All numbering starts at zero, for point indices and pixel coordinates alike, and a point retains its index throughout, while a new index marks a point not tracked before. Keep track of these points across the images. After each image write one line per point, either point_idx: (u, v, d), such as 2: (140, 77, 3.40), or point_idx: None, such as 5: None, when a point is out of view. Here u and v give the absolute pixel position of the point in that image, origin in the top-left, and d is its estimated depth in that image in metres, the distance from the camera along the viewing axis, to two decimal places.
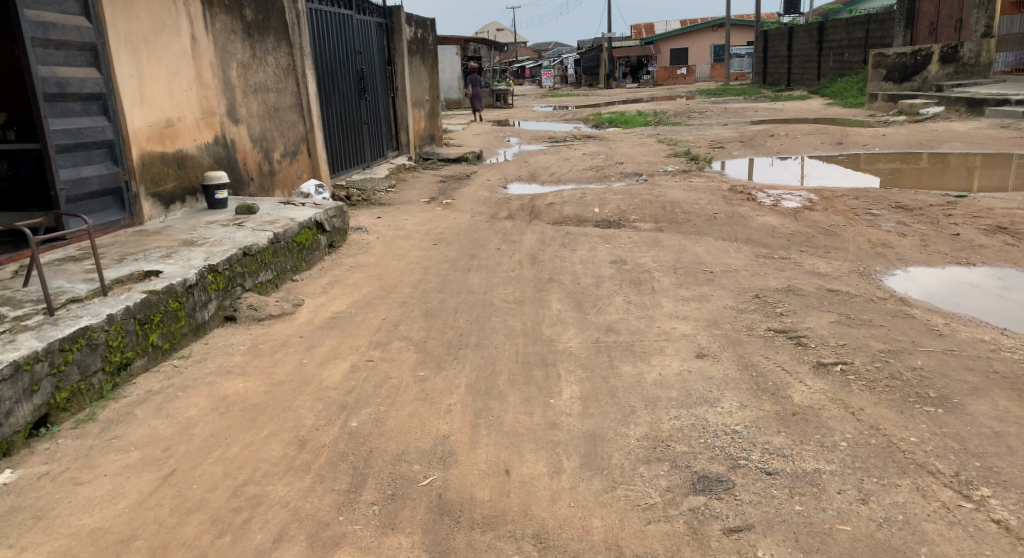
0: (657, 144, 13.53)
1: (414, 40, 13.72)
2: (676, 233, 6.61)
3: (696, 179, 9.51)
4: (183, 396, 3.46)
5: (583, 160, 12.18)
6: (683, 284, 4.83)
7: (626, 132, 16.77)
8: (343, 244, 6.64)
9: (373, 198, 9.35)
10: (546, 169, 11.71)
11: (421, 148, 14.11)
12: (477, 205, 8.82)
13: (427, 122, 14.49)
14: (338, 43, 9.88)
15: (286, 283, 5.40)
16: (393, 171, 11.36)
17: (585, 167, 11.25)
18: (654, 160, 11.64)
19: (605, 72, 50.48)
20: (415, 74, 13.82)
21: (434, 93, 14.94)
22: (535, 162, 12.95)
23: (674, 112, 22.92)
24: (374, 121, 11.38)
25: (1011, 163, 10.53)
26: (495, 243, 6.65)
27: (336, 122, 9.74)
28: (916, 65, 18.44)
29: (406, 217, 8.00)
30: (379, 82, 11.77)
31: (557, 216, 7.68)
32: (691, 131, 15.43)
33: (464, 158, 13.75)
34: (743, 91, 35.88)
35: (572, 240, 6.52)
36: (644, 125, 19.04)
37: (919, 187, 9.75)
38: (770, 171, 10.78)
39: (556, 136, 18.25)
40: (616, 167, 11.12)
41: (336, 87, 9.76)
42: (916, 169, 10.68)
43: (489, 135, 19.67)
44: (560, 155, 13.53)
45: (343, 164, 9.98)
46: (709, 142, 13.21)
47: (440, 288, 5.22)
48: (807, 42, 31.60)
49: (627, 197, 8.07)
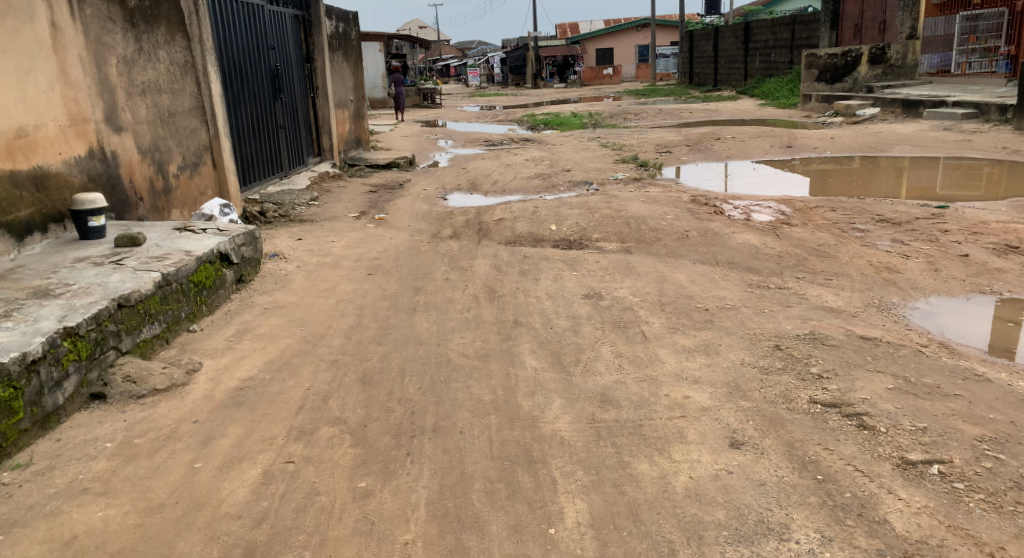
0: (599, 148, 12.73)
1: (335, 36, 12.54)
2: (647, 257, 5.78)
3: (652, 188, 8.72)
4: (5, 539, 2.45)
5: (524, 169, 11.26)
6: (677, 327, 4.00)
7: (564, 135, 15.99)
8: (256, 276, 5.54)
9: (292, 215, 8.20)
10: (485, 180, 10.76)
11: (348, 154, 12.95)
12: (414, 221, 7.79)
13: (352, 125, 13.32)
14: (248, 37, 8.68)
15: (180, 335, 4.31)
16: (316, 182, 10.22)
17: (527, 180, 10.35)
18: (600, 167, 10.82)
19: (532, 71, 49.87)
20: (337, 72, 12.64)
21: (359, 93, 13.77)
22: (472, 170, 11.96)
23: (609, 112, 22.31)
24: (292, 125, 10.18)
25: (938, 165, 10.28)
26: (439, 272, 5.68)
27: (247, 128, 8.54)
28: (847, 67, 17.81)
29: (333, 239, 6.92)
30: (297, 82, 10.56)
31: (507, 235, 6.77)
32: (634, 134, 14.72)
33: (395, 165, 12.69)
34: (671, 92, 35.73)
35: (529, 268, 5.61)
36: (580, 127, 18.34)
37: (848, 190, 9.33)
38: (719, 177, 10.10)
39: (491, 139, 17.32)
40: (561, 176, 10.25)
41: (246, 87, 8.56)
42: (845, 169, 10.36)
43: (419, 138, 18.61)
44: (498, 161, 12.58)
45: (257, 175, 8.79)
46: (654, 146, 12.50)
47: (379, 337, 4.23)
48: (732, 42, 31.59)
49: (584, 211, 7.21)
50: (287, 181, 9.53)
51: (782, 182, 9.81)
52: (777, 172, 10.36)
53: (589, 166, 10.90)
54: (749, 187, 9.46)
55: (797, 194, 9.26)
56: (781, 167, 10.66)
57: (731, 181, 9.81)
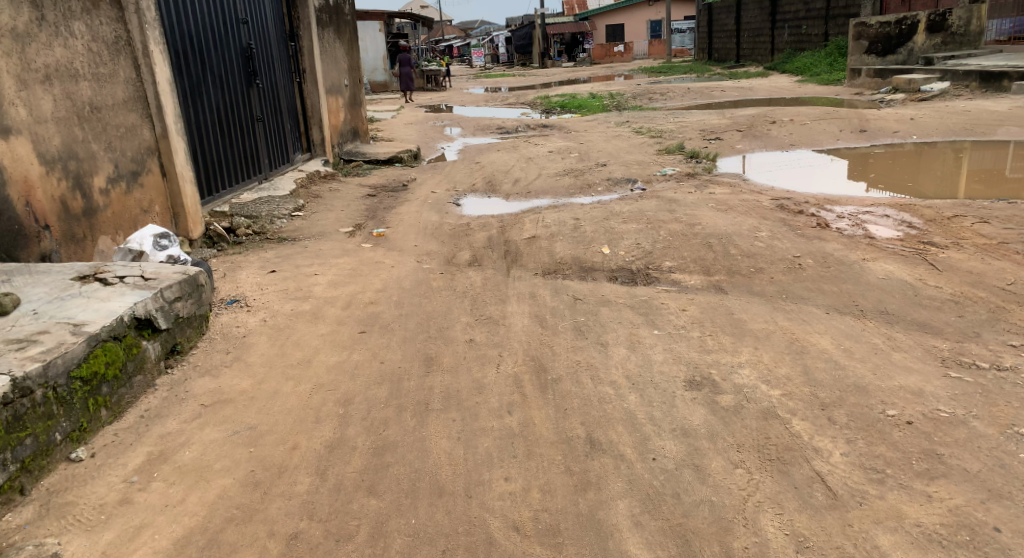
0: (634, 136, 11.04)
1: (325, 9, 10.83)
2: (752, 300, 4.14)
3: (717, 191, 7.04)
4: None
5: (551, 164, 9.57)
6: (876, 465, 2.40)
7: (588, 120, 14.32)
8: (197, 340, 3.88)
9: (267, 237, 6.58)
10: (504, 180, 9.09)
11: (343, 147, 11.30)
12: (423, 243, 6.14)
13: (347, 113, 11.64)
14: (208, 8, 7.00)
15: (51, 477, 2.66)
16: (303, 184, 8.58)
17: (557, 178, 8.68)
18: (641, 159, 9.14)
19: (540, 50, 47.98)
20: (328, 51, 10.94)
21: (354, 76, 12.08)
22: (488, 166, 10.29)
23: (631, 93, 20.55)
24: (270, 116, 8.52)
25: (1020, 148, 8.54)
26: (460, 330, 4.06)
27: (212, 123, 6.89)
28: (901, 36, 16.23)
29: (318, 271, 5.30)
30: (276, 64, 8.89)
31: (547, 265, 5.20)
32: (670, 117, 13.00)
33: (395, 159, 11.17)
34: (690, 68, 33.81)
35: (587, 322, 3.98)
36: (605, 111, 16.66)
37: (905, 184, 7.65)
38: (761, 170, 8.53)
39: (505, 126, 15.61)
40: (597, 174, 8.58)
41: (209, 71, 6.93)
42: (914, 158, 8.64)
43: (424, 125, 16.96)
44: (517, 153, 10.88)
45: (226, 181, 7.15)
46: (699, 134, 10.78)
47: (371, 473, 2.62)
48: (758, 14, 29.67)
49: (644, 226, 5.55)
50: (266, 187, 7.89)
51: (872, 175, 8.00)
52: (862, 163, 8.53)
53: (628, 159, 9.21)
54: (791, 180, 7.88)
55: (860, 189, 7.56)
56: (864, 157, 8.84)
57: (774, 174, 8.23)
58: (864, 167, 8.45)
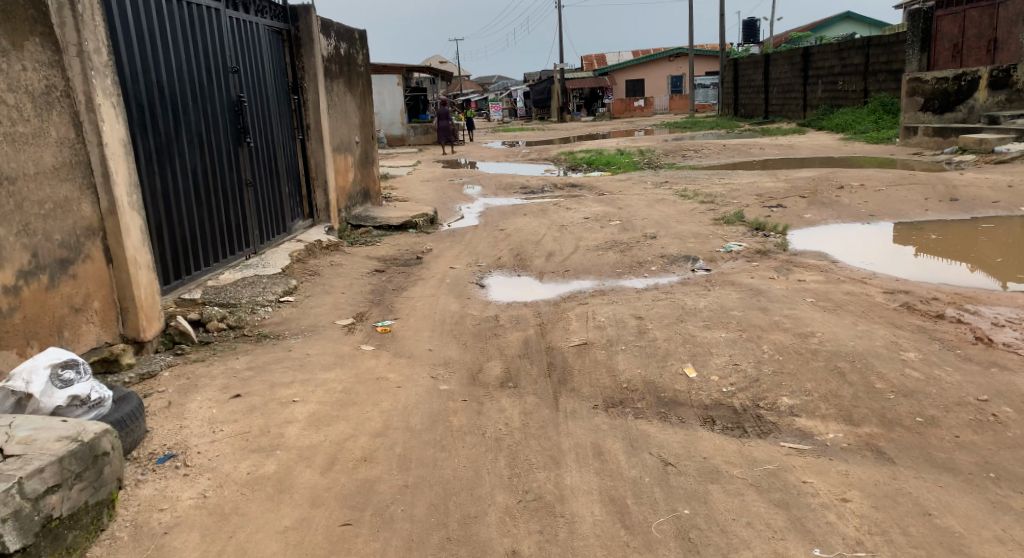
0: (681, 200, 9.76)
1: (335, 59, 9.76)
2: (940, 482, 2.72)
3: (808, 279, 5.65)
4: None
5: (590, 234, 8.24)
6: None
7: (623, 181, 13.11)
8: (88, 543, 2.54)
9: (244, 335, 5.26)
10: (536, 253, 7.75)
11: (351, 211, 10.10)
12: (441, 347, 4.78)
13: (357, 172, 10.49)
14: (187, 54, 5.84)
15: None
16: (299, 259, 7.30)
17: (599, 253, 7.33)
18: (697, 231, 7.78)
19: (559, 105, 47.53)
20: (337, 105, 9.83)
21: (365, 133, 10.97)
22: (517, 233, 8.98)
23: (662, 149, 19.44)
24: (263, 180, 7.33)
25: None
26: (495, 526, 2.67)
27: (184, 191, 5.66)
28: (959, 93, 15.08)
29: (299, 395, 3.94)
30: (272, 119, 7.74)
31: (608, 392, 3.84)
32: (716, 178, 11.75)
33: (408, 225, 9.99)
34: (716, 124, 32.94)
35: (693, 524, 2.58)
36: (639, 170, 15.51)
37: None
38: (850, 247, 7.05)
39: (530, 184, 14.39)
40: (648, 248, 7.23)
41: (185, 128, 5.73)
42: None
43: (442, 182, 15.82)
44: (548, 219, 9.57)
45: (202, 259, 5.89)
46: (756, 200, 9.43)
47: None
48: (789, 70, 28.77)
49: (735, 335, 4.15)
50: (255, 265, 6.62)
51: (999, 261, 6.42)
52: (974, 242, 7.04)
53: (682, 230, 7.86)
54: (895, 265, 6.39)
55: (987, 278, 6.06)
56: (972, 234, 7.34)
57: (869, 255, 6.75)
58: (979, 247, 6.94)
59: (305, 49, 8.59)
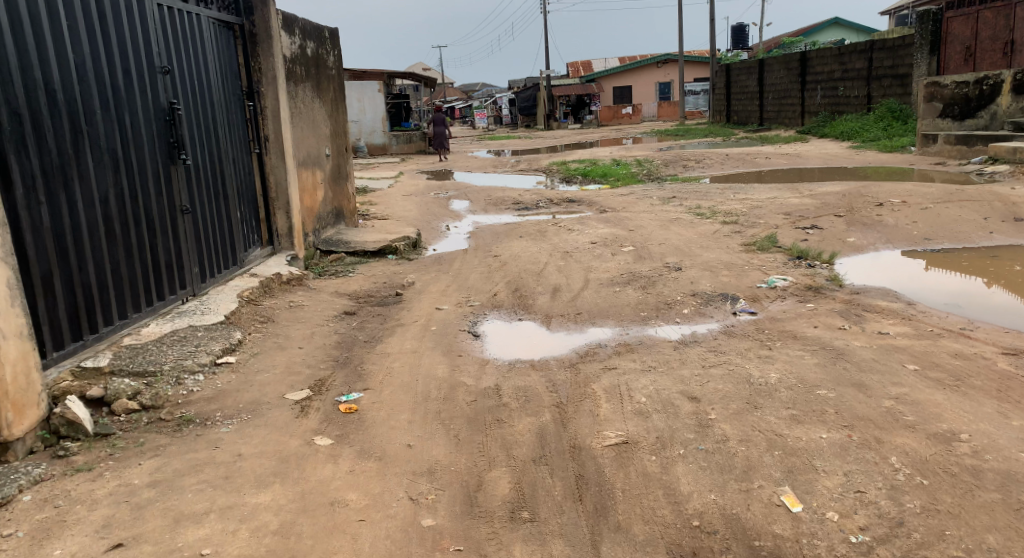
0: (699, 221, 8.56)
1: (300, 59, 8.50)
2: None
3: (892, 330, 4.42)
4: None
5: (600, 265, 7.01)
6: None
7: (626, 197, 11.92)
8: None
9: (160, 420, 3.95)
10: (538, 290, 6.50)
11: (322, 234, 8.85)
12: (423, 440, 3.52)
13: (328, 189, 9.22)
14: (95, 47, 4.55)
15: None
16: (249, 301, 6.03)
17: (616, 289, 6.10)
18: (729, 261, 6.58)
19: (545, 112, 46.38)
20: (304, 112, 8.57)
21: (338, 144, 9.73)
22: (513, 261, 7.73)
23: (661, 158, 18.30)
24: (207, 203, 6.06)
25: None
26: None
27: (90, 224, 4.38)
28: (981, 98, 14.02)
29: (214, 543, 2.69)
30: (219, 130, 6.46)
31: (672, 533, 2.60)
32: (731, 194, 10.58)
33: (387, 250, 8.76)
34: (710, 131, 31.94)
35: None
36: (640, 182, 14.34)
37: None
38: (913, 277, 5.81)
39: (522, 199, 13.16)
40: (674, 285, 6.00)
41: (90, 142, 4.44)
42: None
43: (426, 197, 14.56)
44: (548, 244, 8.33)
45: (116, 311, 4.59)
46: (786, 220, 8.25)
47: None
48: (785, 75, 27.93)
49: (842, 437, 2.92)
50: (192, 312, 5.34)
51: None
52: None
53: (709, 260, 6.65)
54: (982, 301, 5.15)
55: None
56: None
57: (941, 287, 5.52)
58: None
59: (262, 47, 7.32)
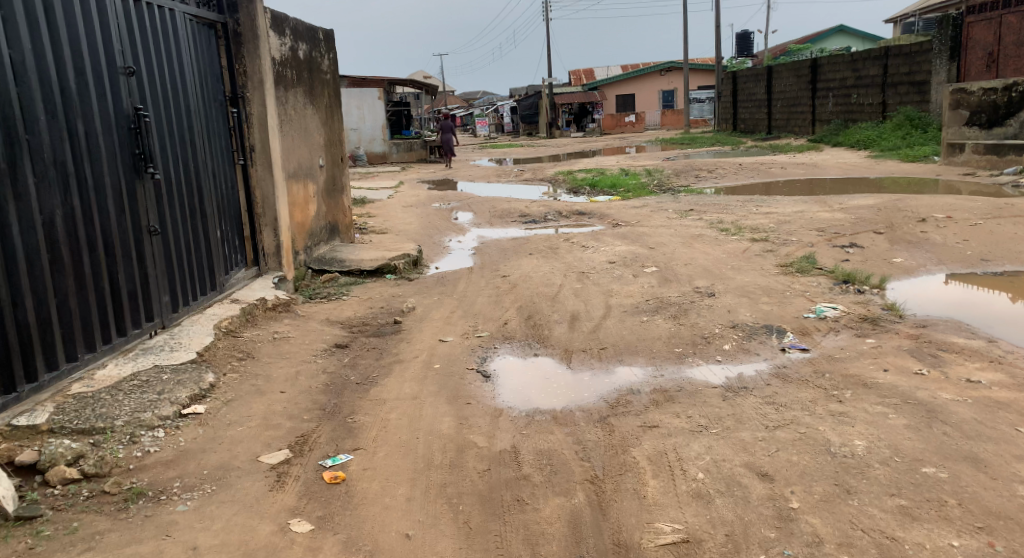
0: (725, 239, 7.88)
1: (292, 62, 7.84)
2: None
3: (983, 378, 3.72)
4: None
5: (622, 289, 6.32)
6: None
7: (641, 210, 11.24)
8: None
9: (103, 492, 3.23)
10: (554, 318, 5.81)
11: (315, 252, 8.18)
12: (425, 528, 2.83)
13: (321, 203, 8.55)
14: (40, 42, 3.86)
15: None
16: (227, 333, 5.35)
17: (643, 319, 5.41)
18: (767, 285, 5.90)
19: (547, 121, 45.91)
20: (294, 120, 7.90)
21: (333, 154, 9.06)
22: (523, 282, 7.04)
23: (672, 167, 17.64)
24: (182, 222, 5.37)
25: None
26: None
27: (26, 253, 3.68)
28: (1010, 105, 13.35)
29: None
30: (197, 139, 5.78)
31: None
32: (755, 208, 9.90)
33: (385, 269, 8.06)
34: (718, 140, 31.30)
35: None
36: (653, 194, 13.68)
37: None
38: (978, 309, 5.07)
39: (530, 211, 12.49)
40: (709, 315, 5.32)
41: (28, 154, 3.75)
42: None
43: (428, 209, 13.90)
44: (561, 262, 7.65)
45: (60, 353, 3.90)
46: (821, 238, 7.57)
47: None
48: (794, 83, 27.46)
49: (984, 546, 2.31)
50: (159, 348, 4.65)
51: None
52: None
53: (745, 285, 5.97)
54: None
55: None
56: None
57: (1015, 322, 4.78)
58: None
59: (247, 48, 6.66)
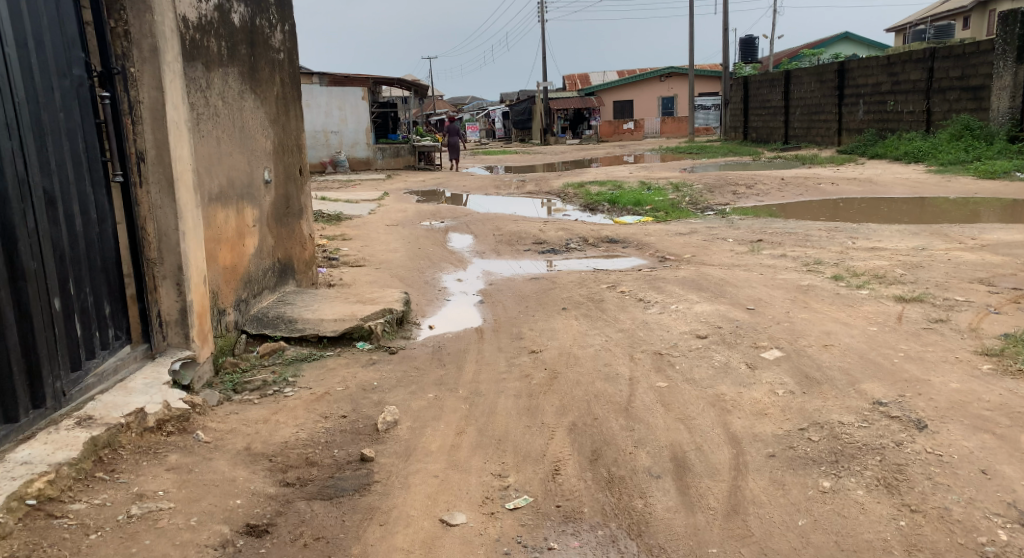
0: (854, 298, 5.44)
1: (220, 28, 5.30)
2: None
3: None
4: None
5: (741, 399, 3.85)
6: None
7: (692, 241, 8.82)
8: None
9: None
10: (641, 464, 3.32)
11: (253, 308, 5.65)
12: None
13: (265, 235, 5.99)
14: None
15: None
16: (35, 513, 2.86)
17: (821, 485, 2.93)
18: (1009, 404, 3.42)
19: (541, 126, 43.50)
20: (224, 115, 5.35)
21: (286, 165, 6.53)
22: (568, 369, 4.55)
23: (701, 180, 15.27)
24: None
25: None
26: None
27: None
28: None
29: None
30: (14, 137, 3.25)
31: None
32: (853, 246, 7.51)
33: (355, 333, 5.48)
34: (731, 150, 29.04)
35: None
36: (694, 215, 11.26)
37: None
38: None
39: (545, 234, 10.02)
40: (953, 482, 2.83)
41: None
42: None
43: (417, 229, 11.38)
44: (618, 332, 5.18)
45: None
46: (1000, 297, 5.17)
47: None
48: (817, 88, 25.41)
49: None
50: None
51: None
52: None
53: (965, 400, 3.50)
54: None
55: None
56: None
57: None
58: None
59: None
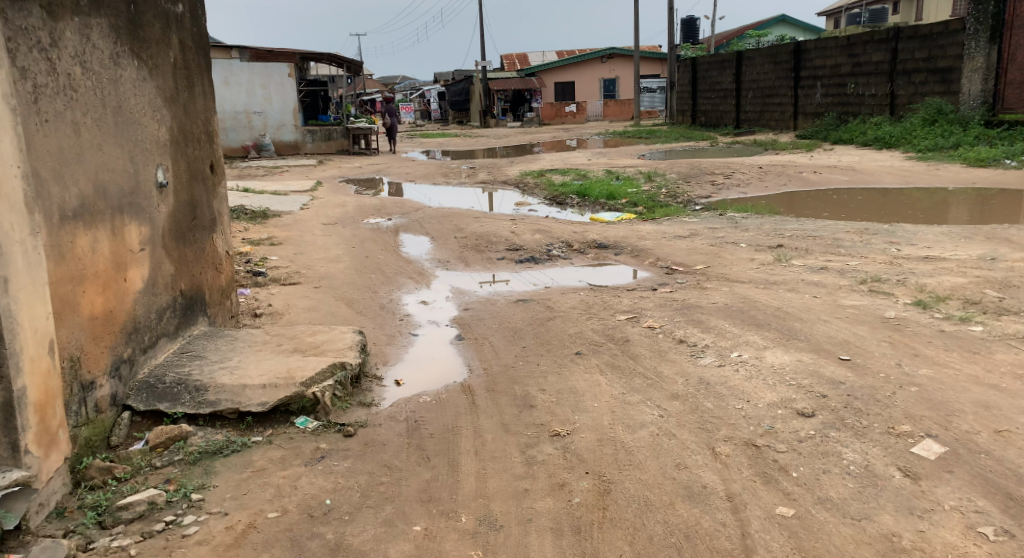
0: (970, 340, 4.09)
1: None
2: None
3: None
4: None
5: (931, 548, 2.41)
6: None
7: (697, 246, 7.40)
8: None
9: None
10: None
11: (140, 370, 3.89)
12: None
13: (159, 261, 4.21)
14: None
15: None
16: None
17: None
18: None
19: (481, 108, 41.68)
20: (87, 88, 3.56)
21: (189, 160, 4.73)
22: (623, 475, 3.02)
23: (671, 169, 13.96)
24: None
25: None
26: None
27: None
28: None
29: None
30: None
31: None
32: (903, 256, 6.23)
33: (293, 404, 3.82)
34: (682, 134, 27.95)
35: None
36: (681, 210, 9.86)
37: None
38: None
39: (517, 236, 8.45)
40: None
41: None
42: None
43: (360, 229, 9.62)
44: (672, 399, 3.68)
45: None
46: None
47: None
48: (771, 70, 24.55)
49: None
50: None
51: None
52: None
53: None
54: None
55: None
56: None
57: None
58: None
59: None
